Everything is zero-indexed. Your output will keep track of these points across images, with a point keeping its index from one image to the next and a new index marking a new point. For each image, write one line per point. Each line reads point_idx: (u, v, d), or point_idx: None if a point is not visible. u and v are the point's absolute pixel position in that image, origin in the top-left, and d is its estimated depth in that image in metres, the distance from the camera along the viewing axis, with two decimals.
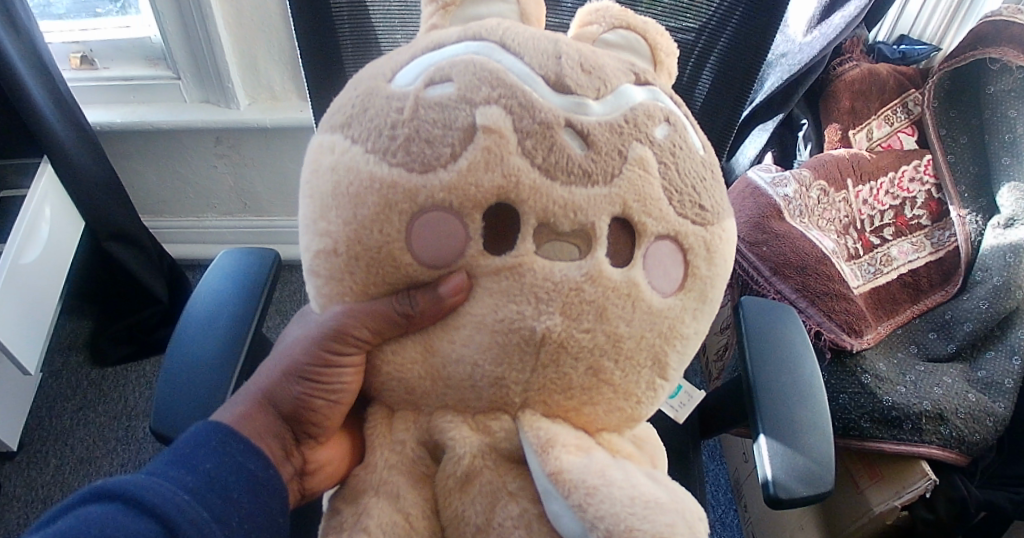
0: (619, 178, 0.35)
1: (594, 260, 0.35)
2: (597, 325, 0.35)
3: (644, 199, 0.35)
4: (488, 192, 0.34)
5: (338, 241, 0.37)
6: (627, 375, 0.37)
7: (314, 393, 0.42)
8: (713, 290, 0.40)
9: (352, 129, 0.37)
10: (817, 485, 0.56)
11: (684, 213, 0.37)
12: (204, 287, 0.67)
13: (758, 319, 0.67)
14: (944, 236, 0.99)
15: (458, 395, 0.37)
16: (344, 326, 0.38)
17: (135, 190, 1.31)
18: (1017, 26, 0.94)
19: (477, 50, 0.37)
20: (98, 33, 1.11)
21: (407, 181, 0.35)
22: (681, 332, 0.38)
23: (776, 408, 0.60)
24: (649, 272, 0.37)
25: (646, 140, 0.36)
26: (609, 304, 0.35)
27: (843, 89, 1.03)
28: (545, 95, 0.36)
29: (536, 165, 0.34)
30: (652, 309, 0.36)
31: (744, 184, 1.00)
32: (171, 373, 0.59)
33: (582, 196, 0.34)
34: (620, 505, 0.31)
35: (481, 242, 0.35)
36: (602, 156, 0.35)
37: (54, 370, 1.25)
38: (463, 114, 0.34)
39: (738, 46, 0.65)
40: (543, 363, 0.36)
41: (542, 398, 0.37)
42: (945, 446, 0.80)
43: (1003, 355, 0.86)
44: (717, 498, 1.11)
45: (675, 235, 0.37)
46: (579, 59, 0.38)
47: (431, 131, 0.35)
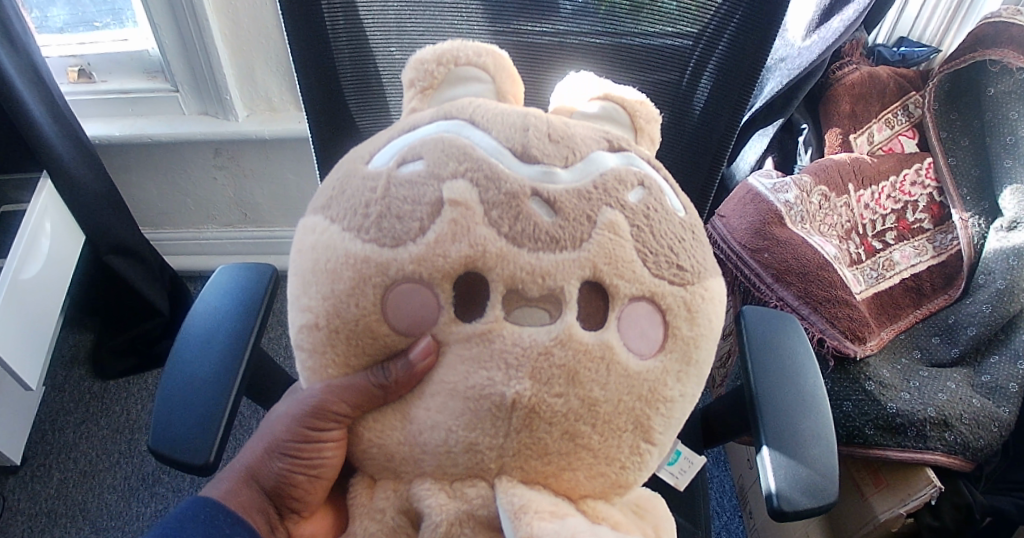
0: (588, 242, 0.35)
1: (564, 323, 0.34)
2: (569, 389, 0.34)
3: (616, 261, 0.35)
4: (456, 261, 0.34)
5: (319, 314, 0.37)
6: (607, 439, 0.36)
7: (293, 468, 0.41)
8: (698, 351, 0.38)
9: (331, 210, 0.38)
10: (820, 497, 0.55)
11: (659, 273, 0.37)
12: (201, 304, 0.66)
13: (760, 330, 0.67)
14: (946, 240, 0.99)
15: (435, 462, 0.35)
16: (323, 402, 0.38)
17: (135, 202, 1.31)
18: (1016, 27, 0.94)
19: (448, 129, 0.39)
20: (96, 46, 1.11)
21: (379, 256, 0.35)
22: (664, 396, 0.37)
23: (779, 421, 0.59)
24: (625, 334, 0.36)
25: (617, 204, 0.37)
26: (582, 368, 0.34)
27: (843, 93, 1.02)
28: (513, 167, 0.37)
29: (502, 234, 0.35)
30: (629, 373, 0.35)
31: (743, 190, 0.98)
32: (167, 393, 0.59)
33: (550, 261, 0.34)
34: None
35: (452, 309, 0.36)
36: (571, 222, 0.35)
37: (56, 383, 1.25)
38: (430, 190, 0.36)
39: (737, 50, 0.64)
40: (520, 428, 0.34)
41: (518, 464, 0.35)
42: (950, 452, 0.80)
43: (1008, 359, 0.86)
44: (721, 504, 1.11)
45: (651, 296, 0.36)
46: (547, 129, 0.39)
47: (401, 207, 0.36)
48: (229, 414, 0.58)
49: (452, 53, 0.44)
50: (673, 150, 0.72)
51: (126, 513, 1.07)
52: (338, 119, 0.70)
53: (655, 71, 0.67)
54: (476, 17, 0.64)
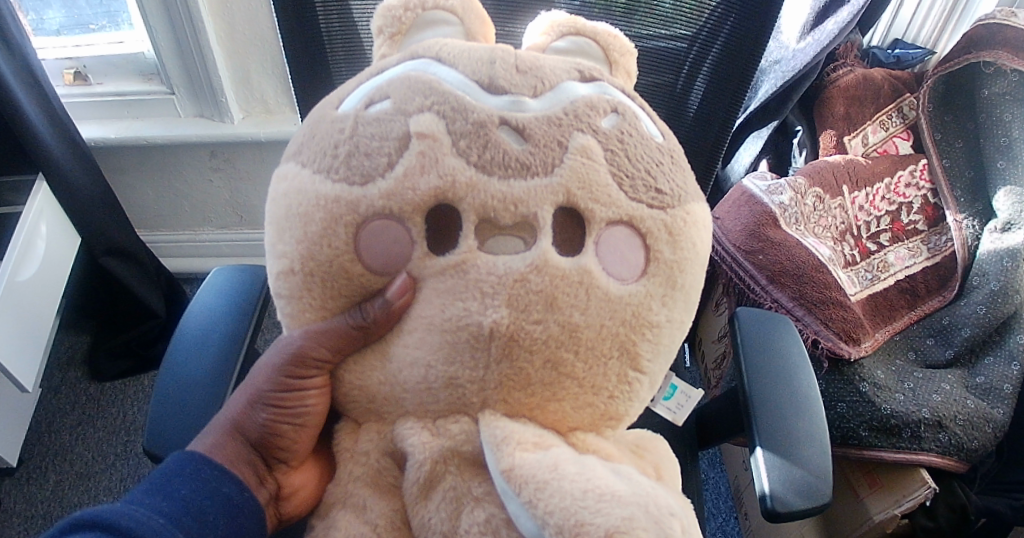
0: (560, 168, 0.36)
1: (540, 249, 0.35)
2: (549, 315, 0.35)
3: (589, 185, 0.36)
4: (425, 196, 0.35)
5: (294, 259, 0.38)
6: (593, 367, 0.36)
7: (278, 418, 0.42)
8: (683, 277, 0.39)
9: (303, 155, 0.39)
10: (814, 498, 0.56)
11: (638, 198, 0.37)
12: (196, 305, 0.66)
13: (752, 331, 0.67)
14: (941, 241, 0.99)
15: (416, 400, 0.37)
16: (303, 350, 0.40)
17: (131, 205, 1.31)
18: (1011, 30, 0.94)
19: (416, 67, 0.39)
20: (92, 49, 1.11)
21: (349, 195, 0.36)
22: (649, 321, 0.37)
23: (772, 421, 0.59)
24: (604, 259, 0.36)
25: (588, 129, 0.37)
26: (560, 293, 0.35)
27: (838, 95, 1.03)
28: (480, 98, 0.37)
29: (471, 163, 0.35)
30: (609, 296, 0.36)
31: (739, 192, 0.99)
32: (162, 393, 0.59)
33: (521, 188, 0.35)
34: (570, 499, 0.31)
35: (424, 244, 0.37)
36: (541, 148, 0.36)
37: (52, 386, 1.25)
38: (397, 125, 0.36)
39: (731, 52, 0.64)
40: (498, 357, 0.35)
41: (503, 398, 0.36)
42: (944, 453, 0.80)
43: (1002, 361, 0.86)
44: (716, 506, 1.11)
45: (629, 220, 0.37)
46: (514, 62, 0.39)
47: (369, 144, 0.36)
48: None
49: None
50: None
51: None
52: None
53: (650, 72, 0.67)
54: None
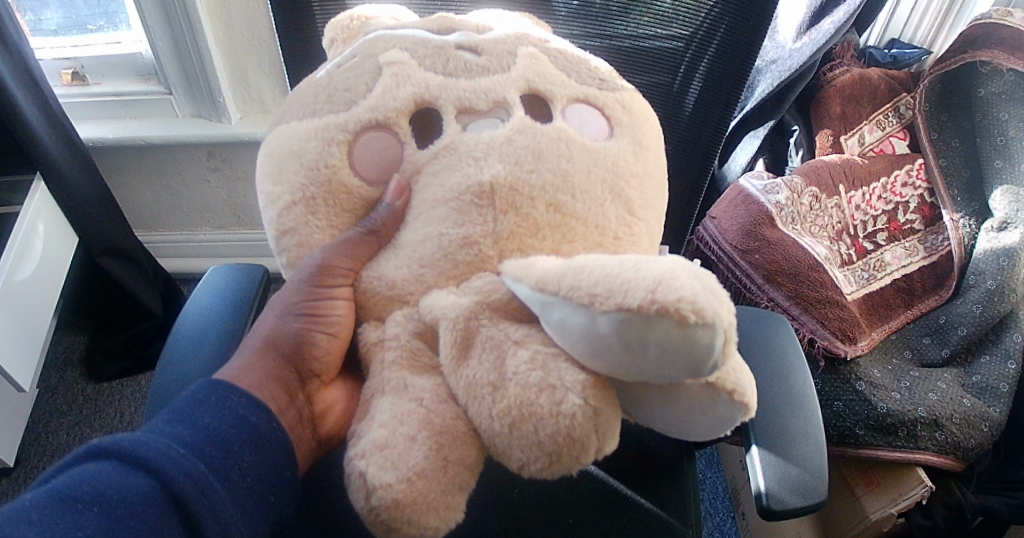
0: (514, 67, 0.45)
1: (514, 118, 0.43)
2: (537, 164, 0.41)
3: (540, 74, 0.45)
4: (406, 100, 0.43)
5: (293, 190, 0.44)
6: (590, 208, 0.42)
7: (311, 327, 0.45)
8: (641, 137, 0.47)
9: (283, 119, 0.47)
10: (812, 496, 0.55)
11: (585, 82, 0.47)
12: (193, 304, 0.66)
13: (747, 330, 0.67)
14: (937, 240, 0.99)
15: (437, 270, 0.40)
16: (327, 259, 0.43)
17: (129, 205, 1.31)
18: (1007, 29, 0.95)
19: (370, 38, 0.49)
20: (90, 49, 1.11)
21: (337, 120, 0.43)
22: (626, 169, 0.45)
23: (768, 419, 0.60)
24: (573, 124, 0.44)
25: (530, 46, 0.47)
26: (544, 146, 0.42)
27: (834, 94, 1.03)
28: (435, 40, 0.47)
29: (441, 73, 0.44)
30: (588, 147, 0.43)
31: (734, 191, 0.98)
32: (159, 391, 0.59)
33: (488, 81, 0.44)
34: (605, 271, 0.30)
35: (413, 141, 0.44)
36: (495, 57, 0.45)
37: (50, 386, 1.25)
38: (369, 65, 0.45)
39: (727, 53, 0.64)
40: (503, 211, 0.40)
41: (517, 246, 0.40)
42: (940, 452, 0.81)
43: (998, 359, 0.87)
44: (714, 506, 1.11)
45: (584, 98, 0.46)
46: (445, 23, 0.49)
47: (347, 85, 0.44)
48: None
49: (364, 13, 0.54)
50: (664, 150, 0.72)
51: None
52: None
53: (645, 72, 0.67)
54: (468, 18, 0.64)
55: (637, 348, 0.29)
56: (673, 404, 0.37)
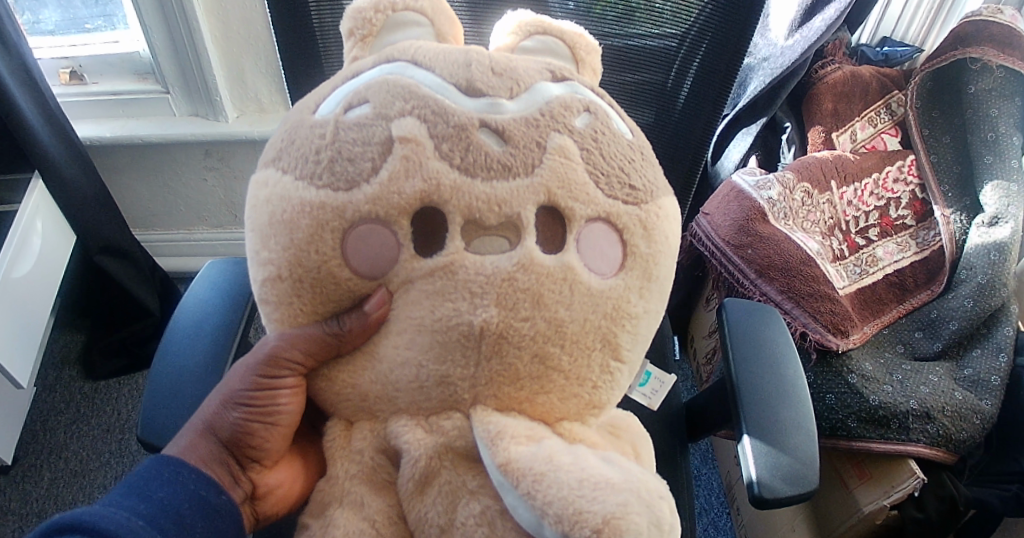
0: (540, 167, 0.37)
1: (524, 248, 0.36)
2: (535, 312, 0.36)
3: (569, 185, 0.37)
4: (412, 198, 0.36)
5: (280, 266, 0.38)
6: (577, 360, 0.37)
7: (249, 417, 0.42)
8: (658, 268, 0.40)
9: (282, 161, 0.39)
10: (803, 484, 0.56)
11: (614, 195, 0.38)
12: (189, 297, 0.67)
13: (740, 321, 0.68)
14: (929, 236, 0.99)
15: (410, 398, 0.37)
16: (276, 351, 0.40)
17: (126, 204, 1.32)
18: (996, 26, 0.96)
19: (392, 71, 0.40)
20: (87, 48, 1.12)
21: (335, 201, 0.36)
22: (630, 312, 0.39)
23: (759, 410, 0.60)
24: (584, 255, 0.37)
25: (564, 129, 0.38)
26: (545, 290, 0.36)
27: (826, 92, 1.04)
28: (458, 101, 0.38)
29: (455, 166, 0.36)
30: (591, 291, 0.37)
31: (727, 187, 0.99)
32: (156, 382, 0.59)
33: (505, 189, 0.36)
34: (567, 489, 0.31)
35: (412, 245, 0.37)
36: (521, 149, 0.37)
37: (47, 384, 1.25)
38: (379, 130, 0.36)
39: (717, 51, 0.65)
40: (488, 355, 0.36)
41: (492, 391, 0.37)
42: (932, 445, 0.81)
43: (990, 353, 0.87)
44: (709, 502, 1.12)
45: (607, 216, 0.38)
46: (489, 63, 0.40)
47: (352, 149, 0.37)
48: None
49: (388, 0, 0.45)
50: (656, 145, 0.73)
51: None
52: None
53: (638, 70, 0.67)
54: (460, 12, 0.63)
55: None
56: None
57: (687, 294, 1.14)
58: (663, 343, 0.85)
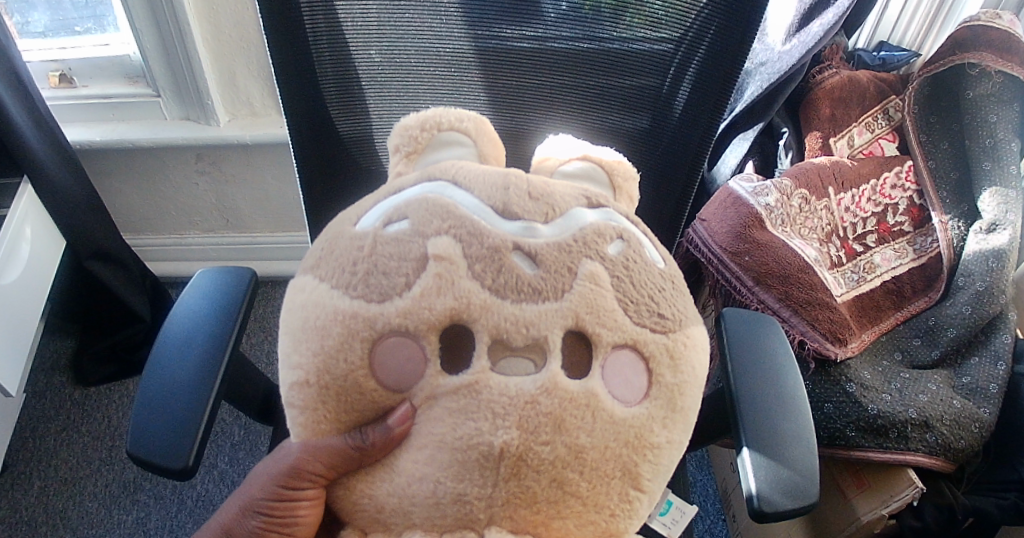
0: (569, 293, 0.37)
1: (549, 370, 0.35)
2: (556, 436, 0.35)
3: (598, 310, 0.37)
4: (440, 315, 0.36)
5: (309, 371, 0.38)
6: (596, 487, 0.36)
7: (267, 527, 0.40)
8: (683, 398, 0.39)
9: (320, 269, 0.40)
10: (802, 498, 0.55)
11: (642, 322, 0.38)
12: (180, 307, 0.65)
13: (740, 334, 0.66)
14: (927, 242, 0.99)
15: (424, 514, 0.36)
16: (299, 462, 0.39)
17: (116, 207, 1.30)
18: (995, 31, 0.94)
19: (433, 189, 0.41)
20: (78, 51, 1.10)
21: (366, 311, 0.37)
22: (651, 442, 0.37)
23: (759, 420, 0.59)
24: (609, 382, 0.37)
25: (597, 256, 0.39)
26: (567, 415, 0.35)
27: (823, 97, 1.03)
28: (496, 224, 0.39)
29: (486, 286, 0.36)
30: (614, 418, 0.36)
31: (724, 193, 0.98)
32: (146, 396, 0.58)
33: (533, 311, 0.36)
34: None
35: (439, 362, 0.37)
36: (554, 273, 0.37)
37: (37, 390, 1.24)
38: (415, 246, 0.37)
39: (717, 53, 0.63)
40: (506, 477, 0.35)
41: (507, 514, 0.35)
42: (931, 453, 0.80)
43: (988, 361, 0.86)
44: (705, 509, 1.11)
45: (634, 344, 0.38)
46: (527, 189, 0.41)
47: (388, 263, 0.37)
48: (208, 417, 0.57)
49: (435, 119, 0.48)
50: (652, 152, 0.71)
51: (107, 521, 1.08)
52: (324, 127, 0.70)
53: (632, 75, 0.66)
54: (456, 21, 0.64)
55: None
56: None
57: None
58: None
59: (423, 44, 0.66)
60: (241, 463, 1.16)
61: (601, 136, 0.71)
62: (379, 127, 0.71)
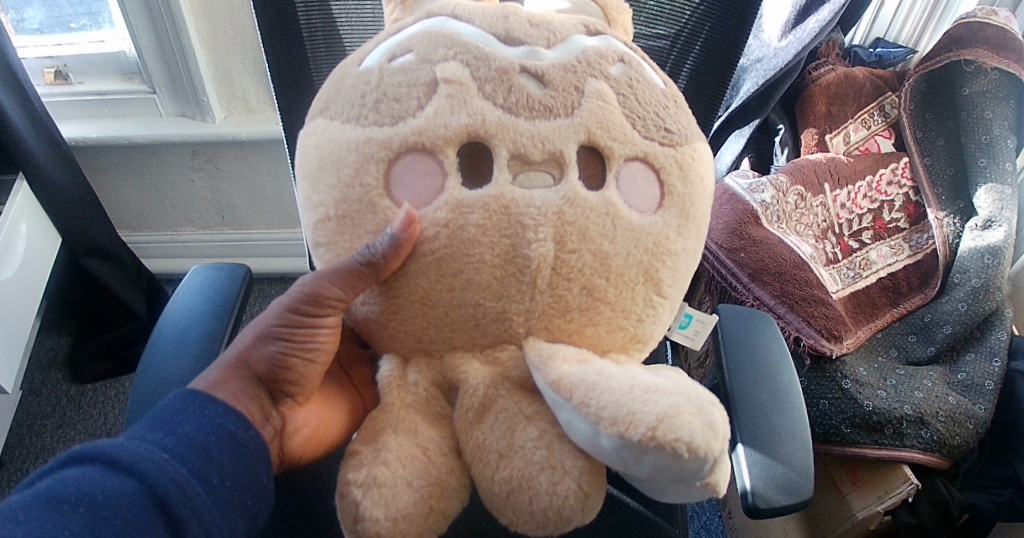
0: (578, 109, 0.40)
1: (569, 182, 0.39)
2: (582, 244, 0.38)
3: (607, 125, 0.40)
4: (456, 131, 0.38)
5: (329, 204, 0.42)
6: (622, 294, 0.40)
7: (288, 351, 0.43)
8: (693, 207, 0.43)
9: (330, 110, 0.44)
10: (797, 494, 0.55)
11: (649, 136, 0.41)
12: (173, 305, 0.65)
13: (734, 330, 0.66)
14: (922, 239, 0.99)
15: (462, 330, 0.40)
16: (319, 289, 0.42)
17: (112, 204, 1.30)
18: (991, 28, 0.94)
19: (434, 24, 0.43)
20: (73, 48, 1.10)
21: (380, 135, 0.40)
22: (669, 248, 0.42)
23: (753, 416, 0.59)
24: (624, 192, 0.41)
25: (600, 74, 0.41)
26: (590, 223, 0.38)
27: (819, 93, 1.03)
28: (500, 49, 0.41)
29: (498, 105, 0.39)
30: (632, 227, 0.40)
31: (720, 190, 0.99)
32: (139, 391, 0.58)
33: (547, 127, 0.39)
34: (620, 394, 0.33)
35: (457, 176, 0.40)
36: (560, 92, 0.40)
37: (33, 387, 1.24)
38: (424, 73, 0.40)
39: (712, 50, 0.64)
40: (541, 288, 0.39)
41: (544, 324, 0.40)
42: (926, 450, 0.81)
43: (983, 357, 0.87)
44: (700, 506, 1.12)
45: (644, 156, 0.41)
46: (526, 17, 0.43)
47: (397, 91, 0.40)
48: None
49: None
50: None
51: None
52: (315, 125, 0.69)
53: None
54: None
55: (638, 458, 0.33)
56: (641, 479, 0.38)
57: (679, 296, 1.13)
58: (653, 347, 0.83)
59: None
60: None
61: None
62: None
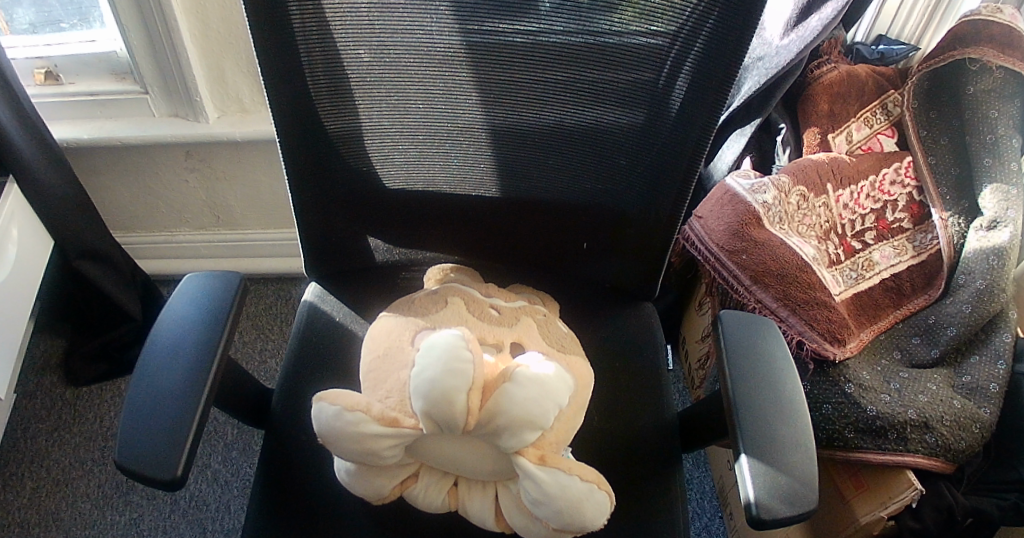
0: (517, 323, 0.69)
1: (515, 328, 0.67)
2: (526, 335, 0.67)
3: (533, 311, 0.72)
4: None
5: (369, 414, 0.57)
6: (548, 348, 0.67)
7: None
8: (567, 338, 0.71)
9: (353, 438, 0.56)
10: (801, 505, 0.54)
11: (541, 311, 0.73)
12: (167, 314, 0.63)
13: (737, 336, 0.65)
14: (926, 239, 0.98)
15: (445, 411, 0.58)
16: None
17: (105, 206, 1.29)
18: (996, 26, 0.92)
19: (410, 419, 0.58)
20: (63, 47, 1.08)
21: (397, 415, 0.57)
22: (564, 340, 0.70)
23: (756, 425, 0.58)
24: (546, 320, 0.72)
25: (524, 309, 0.72)
26: (526, 337, 0.67)
27: (821, 92, 1.01)
28: None
29: (481, 326, 0.67)
30: (549, 330, 0.70)
31: (721, 190, 0.97)
32: (133, 404, 0.56)
33: (504, 315, 0.69)
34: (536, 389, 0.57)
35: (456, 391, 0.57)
36: (508, 316, 0.69)
37: (27, 391, 1.23)
38: (409, 418, 0.57)
39: (715, 50, 0.55)
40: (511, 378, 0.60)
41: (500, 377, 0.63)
42: (930, 454, 0.79)
43: (988, 360, 0.85)
44: (701, 506, 1.12)
45: (545, 318, 0.72)
46: (485, 337, 0.65)
47: (396, 417, 0.57)
48: (197, 426, 0.55)
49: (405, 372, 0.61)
50: (646, 157, 0.65)
51: (101, 522, 1.08)
52: (311, 126, 0.66)
53: (626, 70, 0.58)
54: (443, 17, 0.57)
55: (494, 429, 0.54)
56: (517, 527, 0.58)
57: (680, 296, 1.13)
58: (655, 349, 0.83)
59: (410, 41, 0.59)
60: (234, 462, 1.16)
61: (599, 136, 0.65)
62: (368, 125, 0.67)
